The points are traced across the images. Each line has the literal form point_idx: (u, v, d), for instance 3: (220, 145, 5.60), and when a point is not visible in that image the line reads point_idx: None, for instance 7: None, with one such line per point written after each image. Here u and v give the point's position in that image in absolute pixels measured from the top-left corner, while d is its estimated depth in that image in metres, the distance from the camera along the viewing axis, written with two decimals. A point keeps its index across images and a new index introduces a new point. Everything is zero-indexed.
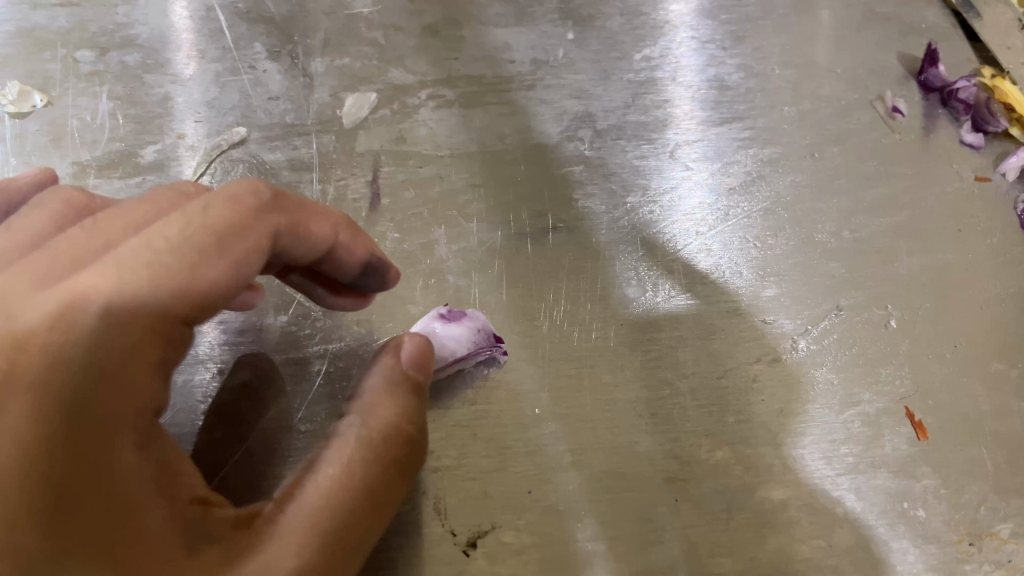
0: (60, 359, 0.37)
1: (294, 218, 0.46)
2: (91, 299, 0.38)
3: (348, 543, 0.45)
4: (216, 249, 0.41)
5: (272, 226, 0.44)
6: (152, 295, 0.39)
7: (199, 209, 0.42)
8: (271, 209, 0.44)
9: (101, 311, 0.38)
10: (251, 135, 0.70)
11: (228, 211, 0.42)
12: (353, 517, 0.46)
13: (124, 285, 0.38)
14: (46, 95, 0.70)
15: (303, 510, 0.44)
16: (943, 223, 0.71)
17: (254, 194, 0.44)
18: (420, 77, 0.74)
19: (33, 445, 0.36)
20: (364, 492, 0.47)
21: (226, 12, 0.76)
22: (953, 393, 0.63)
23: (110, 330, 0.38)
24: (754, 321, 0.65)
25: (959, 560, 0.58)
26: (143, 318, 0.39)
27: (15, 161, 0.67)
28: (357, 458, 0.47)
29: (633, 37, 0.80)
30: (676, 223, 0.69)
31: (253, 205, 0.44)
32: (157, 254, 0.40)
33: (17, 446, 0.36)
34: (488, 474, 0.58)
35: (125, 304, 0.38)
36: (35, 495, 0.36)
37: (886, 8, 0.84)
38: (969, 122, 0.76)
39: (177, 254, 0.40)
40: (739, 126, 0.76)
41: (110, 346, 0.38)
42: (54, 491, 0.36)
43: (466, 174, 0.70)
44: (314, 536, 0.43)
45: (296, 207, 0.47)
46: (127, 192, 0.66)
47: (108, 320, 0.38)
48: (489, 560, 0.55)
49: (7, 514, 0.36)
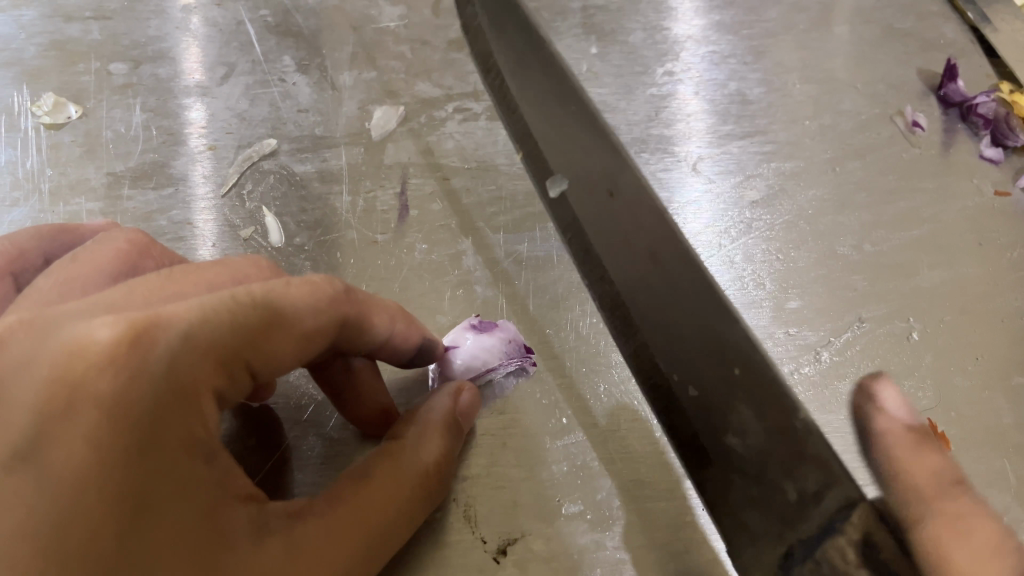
0: (133, 376, 0.36)
1: (360, 310, 0.48)
2: (173, 323, 0.38)
3: (382, 546, 0.48)
4: (287, 314, 0.43)
5: (341, 315, 0.46)
6: (225, 330, 0.39)
7: (280, 283, 0.43)
8: (342, 297, 0.46)
9: (178, 333, 0.37)
10: (282, 147, 0.71)
11: (304, 289, 0.44)
12: (392, 530, 0.48)
13: (206, 320, 0.39)
14: (80, 107, 0.72)
15: (352, 511, 0.46)
16: (964, 237, 0.72)
17: (330, 283, 0.46)
18: (447, 90, 0.76)
19: (109, 448, 0.35)
20: (405, 512, 0.50)
21: (257, 25, 0.78)
22: (976, 405, 0.63)
23: (184, 354, 0.38)
24: (777, 334, 0.66)
25: None
26: (215, 349, 0.39)
27: (50, 173, 0.68)
28: (407, 481, 0.50)
29: (654, 51, 0.83)
30: (699, 235, 0.71)
31: (329, 293, 0.46)
32: (237, 304, 0.40)
33: (92, 449, 0.35)
34: (518, 483, 0.58)
35: (200, 333, 0.38)
36: (113, 499, 0.35)
37: (905, 25, 0.86)
38: (988, 137, 0.77)
39: (253, 303, 0.41)
40: (760, 140, 0.77)
41: (183, 370, 0.38)
42: (132, 495, 0.35)
43: (493, 186, 0.71)
44: (361, 540, 0.46)
45: (362, 300, 0.49)
46: (159, 203, 0.67)
47: (185, 346, 0.38)
48: (518, 568, 0.55)
49: (82, 516, 0.34)
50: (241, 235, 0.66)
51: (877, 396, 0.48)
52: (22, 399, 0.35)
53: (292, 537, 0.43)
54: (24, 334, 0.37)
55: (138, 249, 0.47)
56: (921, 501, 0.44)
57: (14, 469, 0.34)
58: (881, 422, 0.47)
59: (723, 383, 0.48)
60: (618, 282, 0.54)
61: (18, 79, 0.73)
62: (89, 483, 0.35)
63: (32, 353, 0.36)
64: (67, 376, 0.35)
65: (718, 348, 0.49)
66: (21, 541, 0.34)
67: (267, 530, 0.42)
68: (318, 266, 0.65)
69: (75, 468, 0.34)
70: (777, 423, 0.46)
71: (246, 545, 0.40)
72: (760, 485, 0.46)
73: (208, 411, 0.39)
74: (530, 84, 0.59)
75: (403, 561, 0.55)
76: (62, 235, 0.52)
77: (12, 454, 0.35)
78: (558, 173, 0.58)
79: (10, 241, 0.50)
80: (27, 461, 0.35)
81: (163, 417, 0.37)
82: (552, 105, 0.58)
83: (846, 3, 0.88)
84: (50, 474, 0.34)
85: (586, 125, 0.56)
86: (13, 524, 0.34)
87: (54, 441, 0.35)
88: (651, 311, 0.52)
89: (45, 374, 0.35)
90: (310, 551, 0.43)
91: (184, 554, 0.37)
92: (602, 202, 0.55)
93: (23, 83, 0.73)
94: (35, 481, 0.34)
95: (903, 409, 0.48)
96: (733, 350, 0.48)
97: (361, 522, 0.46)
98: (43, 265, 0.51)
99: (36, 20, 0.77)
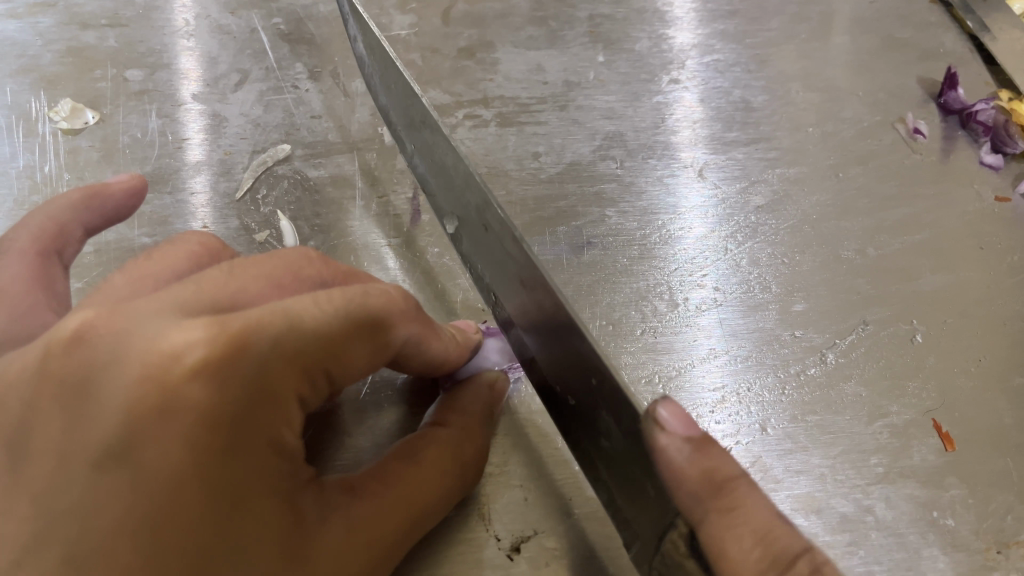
0: (223, 383, 0.38)
1: (422, 331, 0.50)
2: (263, 331, 0.39)
3: (424, 520, 0.51)
4: (364, 323, 0.44)
5: (408, 332, 0.48)
6: (310, 337, 0.41)
7: (360, 292, 0.45)
8: (412, 314, 0.49)
9: (265, 342, 0.39)
10: (295, 152, 0.72)
11: (379, 299, 0.46)
12: (435, 507, 0.52)
13: (292, 327, 0.40)
14: (97, 113, 0.73)
15: (400, 491, 0.49)
16: (964, 241, 0.74)
17: (402, 299, 0.49)
18: (458, 98, 0.78)
19: (205, 449, 0.37)
20: (449, 495, 0.53)
21: (270, 33, 0.80)
22: (980, 406, 0.65)
23: (271, 362, 0.40)
24: (784, 337, 0.67)
25: (987, 568, 0.58)
26: (298, 357, 0.41)
27: (68, 177, 0.69)
28: (449, 465, 0.53)
29: (660, 60, 0.84)
30: (705, 239, 0.72)
31: (401, 308, 0.47)
32: (323, 314, 0.42)
33: (189, 450, 0.37)
34: (531, 481, 0.59)
35: (286, 342, 0.40)
36: (212, 496, 0.37)
37: (905, 34, 0.88)
38: (987, 144, 0.79)
39: (337, 312, 0.43)
40: (765, 147, 0.79)
41: (266, 376, 0.40)
42: (227, 490, 0.38)
43: (503, 192, 0.73)
44: (407, 516, 0.49)
45: (427, 323, 0.51)
46: (175, 207, 0.68)
47: (269, 352, 0.39)
48: (532, 564, 0.56)
49: (183, 514, 0.37)
50: (256, 239, 0.67)
51: (656, 418, 0.43)
52: (112, 398, 0.36)
53: (354, 512, 0.46)
54: (106, 328, 0.38)
55: (210, 252, 0.48)
56: (700, 504, 0.42)
57: (108, 467, 0.36)
58: (660, 437, 0.43)
59: (584, 386, 0.49)
60: (508, 304, 0.57)
61: (35, 85, 0.74)
62: (185, 484, 0.37)
63: (118, 350, 0.37)
64: (159, 380, 0.36)
65: (572, 359, 0.49)
66: (120, 540, 0.35)
67: (330, 508, 0.45)
68: None
69: (170, 468, 0.36)
70: (617, 419, 0.46)
71: (315, 525, 0.43)
72: (631, 481, 0.48)
73: (292, 413, 0.42)
74: (414, 129, 0.62)
75: (419, 555, 0.55)
76: (91, 202, 0.53)
77: (105, 452, 0.36)
78: (447, 212, 0.61)
79: (46, 215, 0.52)
80: (122, 459, 0.36)
81: (249, 421, 0.39)
82: (427, 153, 0.61)
83: (846, 13, 0.90)
84: (144, 473, 0.36)
85: (444, 162, 0.58)
86: (114, 523, 0.35)
87: (147, 441, 0.36)
88: (526, 323, 0.54)
89: (137, 376, 0.36)
90: (366, 524, 0.46)
91: (266, 546, 0.40)
92: (474, 229, 0.57)
93: (40, 89, 0.74)
94: (130, 480, 0.36)
95: (686, 425, 0.43)
96: (571, 351, 0.48)
97: (412, 505, 0.50)
98: (81, 233, 0.54)
99: (53, 28, 0.78)
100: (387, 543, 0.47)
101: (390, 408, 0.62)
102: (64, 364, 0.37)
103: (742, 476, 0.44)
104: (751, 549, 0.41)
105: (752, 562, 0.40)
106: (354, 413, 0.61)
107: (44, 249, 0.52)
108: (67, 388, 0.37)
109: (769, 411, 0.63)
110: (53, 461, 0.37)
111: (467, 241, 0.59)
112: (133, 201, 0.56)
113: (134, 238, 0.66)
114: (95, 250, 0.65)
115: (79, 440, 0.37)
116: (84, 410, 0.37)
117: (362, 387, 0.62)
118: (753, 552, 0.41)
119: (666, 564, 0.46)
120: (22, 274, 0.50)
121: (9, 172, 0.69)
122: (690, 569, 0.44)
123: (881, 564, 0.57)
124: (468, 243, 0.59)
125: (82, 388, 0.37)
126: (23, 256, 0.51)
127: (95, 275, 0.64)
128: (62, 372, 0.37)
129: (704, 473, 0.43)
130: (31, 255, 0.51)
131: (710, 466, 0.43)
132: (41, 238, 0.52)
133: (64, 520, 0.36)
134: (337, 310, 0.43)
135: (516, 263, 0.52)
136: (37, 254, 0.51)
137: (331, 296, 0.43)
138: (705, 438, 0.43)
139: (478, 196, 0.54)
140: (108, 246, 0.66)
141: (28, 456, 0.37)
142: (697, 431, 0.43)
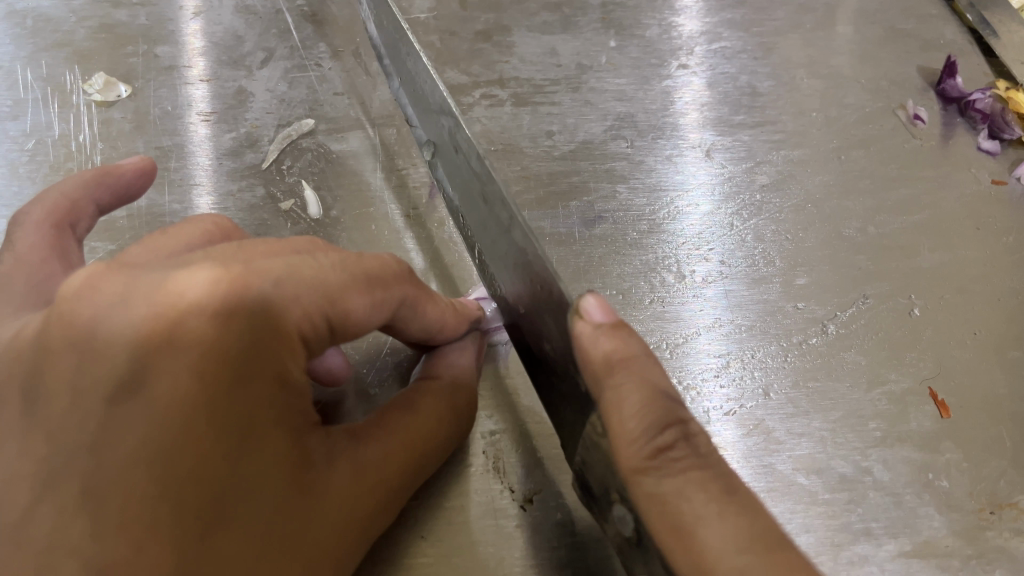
0: (227, 319, 0.39)
1: (417, 293, 0.53)
2: (264, 276, 0.41)
3: (420, 472, 0.53)
4: (366, 279, 0.46)
5: (404, 294, 0.51)
6: (309, 285, 0.43)
7: (358, 255, 0.48)
8: (407, 278, 0.52)
9: (266, 281, 0.41)
10: (318, 127, 0.75)
11: (377, 263, 0.49)
12: (430, 458, 0.54)
13: (292, 275, 0.42)
14: (129, 86, 0.76)
15: (401, 438, 0.52)
16: (962, 221, 0.76)
17: (396, 264, 0.51)
18: (475, 79, 0.81)
19: (214, 381, 0.38)
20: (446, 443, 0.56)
21: (294, 14, 0.83)
22: (975, 375, 0.67)
23: (275, 298, 0.41)
24: (787, 308, 0.70)
25: (980, 527, 0.60)
26: (305, 303, 0.43)
27: (101, 146, 0.72)
28: (442, 415, 0.56)
29: (669, 46, 0.87)
30: (712, 215, 0.74)
31: (394, 271, 0.50)
32: (323, 270, 0.44)
33: (198, 380, 0.38)
34: (541, 436, 0.61)
35: (288, 283, 0.42)
36: (224, 425, 0.38)
37: (907, 26, 0.91)
38: (985, 131, 0.82)
39: (338, 268, 0.45)
40: (770, 129, 0.81)
41: (273, 316, 0.41)
42: (240, 420, 0.39)
43: (518, 167, 0.76)
44: (408, 464, 0.51)
45: (421, 287, 0.54)
46: (202, 175, 0.71)
47: (271, 294, 0.41)
48: (544, 516, 0.58)
49: (196, 439, 0.37)
50: (282, 208, 0.69)
51: (578, 309, 0.46)
52: (119, 335, 0.38)
53: (359, 456, 0.48)
54: (112, 281, 0.39)
55: (223, 230, 0.50)
56: (600, 382, 0.45)
57: (122, 402, 0.37)
58: (577, 325, 0.46)
59: (535, 302, 0.52)
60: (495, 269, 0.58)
61: (69, 59, 0.77)
62: (196, 412, 0.38)
63: (125, 293, 0.38)
64: (165, 317, 0.38)
65: (530, 278, 0.51)
66: (136, 467, 0.36)
67: (338, 452, 0.47)
68: (351, 237, 0.69)
69: (178, 397, 0.37)
70: (556, 324, 0.49)
71: (326, 468, 0.45)
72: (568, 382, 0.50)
73: (297, 349, 0.43)
74: (398, 61, 0.67)
75: (432, 504, 0.58)
76: (103, 179, 0.55)
77: (117, 387, 0.37)
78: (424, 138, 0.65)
79: (61, 192, 0.54)
80: (135, 394, 0.37)
81: (259, 354, 0.40)
82: (410, 82, 0.65)
83: (851, 4, 0.93)
84: (155, 402, 0.37)
85: (423, 87, 0.63)
86: (127, 451, 0.36)
87: (157, 373, 0.37)
88: (487, 240, 0.58)
89: (142, 311, 0.38)
90: (372, 471, 0.48)
91: (278, 476, 0.41)
92: (448, 152, 0.61)
93: (74, 63, 0.77)
94: (142, 412, 0.37)
95: (604, 316, 0.46)
96: (519, 256, 0.52)
97: (416, 450, 0.52)
98: (93, 209, 0.56)
99: (86, 5, 0.81)
100: (390, 486, 0.50)
101: (406, 370, 0.65)
102: (75, 308, 0.38)
103: (644, 356, 0.45)
104: (630, 419, 0.42)
105: (630, 430, 0.42)
106: (373, 376, 0.64)
107: (59, 223, 0.53)
108: (74, 337, 0.38)
109: (772, 376, 0.66)
110: (66, 398, 0.38)
111: (440, 166, 0.63)
112: (143, 181, 0.57)
113: (164, 205, 0.69)
114: (128, 215, 0.68)
115: (91, 376, 0.38)
116: (93, 351, 0.38)
117: (378, 355, 0.66)
118: (631, 423, 0.42)
119: (586, 448, 0.48)
120: (37, 244, 0.51)
121: (45, 140, 0.72)
122: (604, 447, 0.46)
123: (878, 522, 0.60)
124: (442, 168, 0.62)
125: (88, 334, 0.38)
126: (38, 228, 0.52)
127: (127, 239, 0.67)
128: (69, 320, 0.38)
129: (606, 353, 0.44)
130: (47, 228, 0.53)
131: (615, 345, 0.44)
132: (55, 213, 0.53)
133: (81, 456, 0.37)
134: (335, 265, 0.45)
135: (480, 180, 0.56)
136: (52, 227, 0.53)
137: (328, 256, 0.46)
138: (623, 325, 0.46)
139: (451, 117, 0.59)
140: (141, 211, 0.69)
141: (43, 396, 0.38)
142: (617, 320, 0.46)
